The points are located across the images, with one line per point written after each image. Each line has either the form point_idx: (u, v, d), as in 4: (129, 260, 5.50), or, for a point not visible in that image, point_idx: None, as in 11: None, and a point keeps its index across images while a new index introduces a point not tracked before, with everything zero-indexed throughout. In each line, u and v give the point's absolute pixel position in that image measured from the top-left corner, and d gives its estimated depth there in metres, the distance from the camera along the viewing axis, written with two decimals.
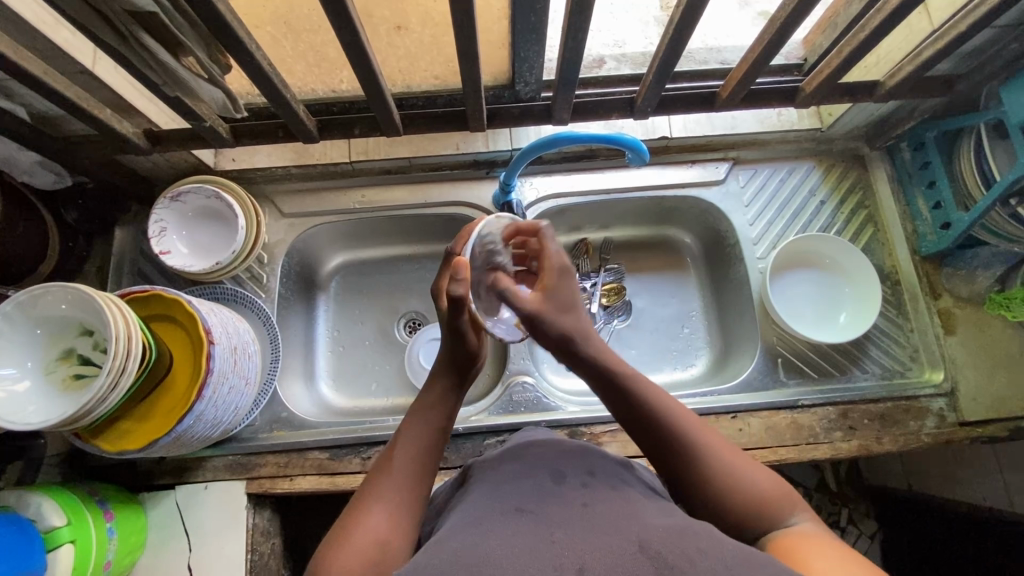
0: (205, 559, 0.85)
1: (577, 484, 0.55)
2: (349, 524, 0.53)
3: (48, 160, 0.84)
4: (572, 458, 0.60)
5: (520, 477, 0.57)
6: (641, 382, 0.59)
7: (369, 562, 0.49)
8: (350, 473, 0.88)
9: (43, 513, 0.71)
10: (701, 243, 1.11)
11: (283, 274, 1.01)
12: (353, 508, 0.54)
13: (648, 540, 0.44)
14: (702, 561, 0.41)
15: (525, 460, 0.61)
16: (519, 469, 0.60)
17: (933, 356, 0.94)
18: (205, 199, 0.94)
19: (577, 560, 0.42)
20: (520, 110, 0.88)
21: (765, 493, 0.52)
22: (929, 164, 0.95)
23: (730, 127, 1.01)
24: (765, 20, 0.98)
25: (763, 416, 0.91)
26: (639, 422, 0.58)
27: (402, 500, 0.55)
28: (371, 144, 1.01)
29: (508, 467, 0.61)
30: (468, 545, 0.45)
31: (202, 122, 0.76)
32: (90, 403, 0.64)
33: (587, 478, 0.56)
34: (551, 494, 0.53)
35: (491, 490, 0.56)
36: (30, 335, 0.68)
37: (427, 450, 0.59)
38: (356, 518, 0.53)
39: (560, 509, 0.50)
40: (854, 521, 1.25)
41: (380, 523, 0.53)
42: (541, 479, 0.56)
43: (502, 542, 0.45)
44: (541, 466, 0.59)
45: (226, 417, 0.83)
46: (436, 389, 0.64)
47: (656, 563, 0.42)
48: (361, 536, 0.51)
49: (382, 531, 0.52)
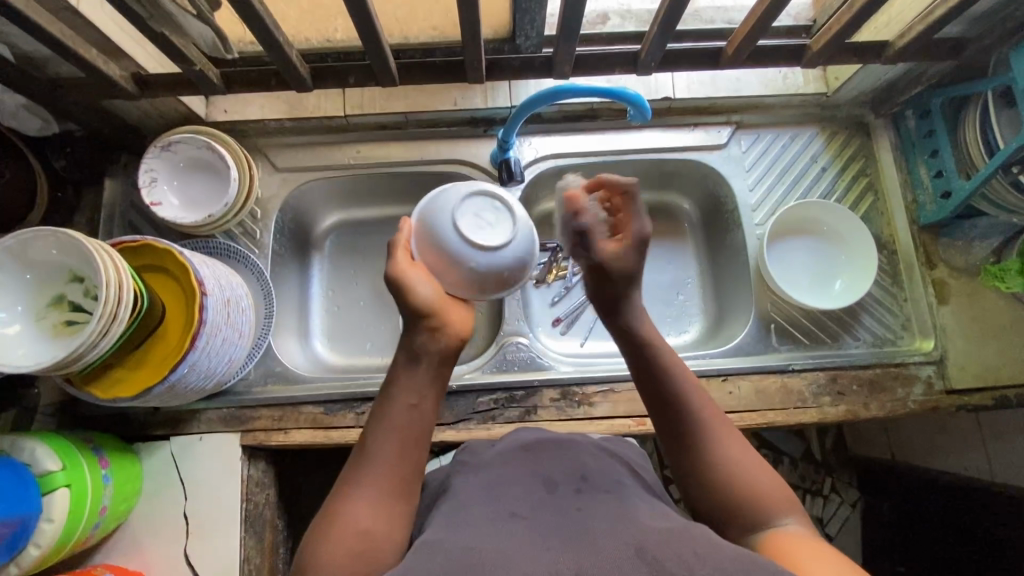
0: (200, 509, 0.87)
1: (570, 492, 0.60)
2: (334, 511, 0.56)
3: (34, 104, 0.82)
4: (565, 466, 0.64)
5: (511, 484, 0.62)
6: (683, 388, 0.65)
7: (354, 551, 0.53)
8: (344, 428, 0.89)
9: (37, 457, 0.71)
10: (699, 209, 1.10)
11: (277, 231, 1.00)
12: (338, 495, 0.58)
13: (645, 546, 0.48)
14: (699, 565, 0.46)
15: (516, 466, 0.65)
16: (511, 475, 0.64)
17: (924, 325, 0.95)
18: (197, 149, 0.91)
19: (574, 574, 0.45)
20: (520, 62, 0.85)
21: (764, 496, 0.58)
22: (933, 132, 0.93)
23: (735, 90, 0.99)
24: None
25: (753, 379, 0.92)
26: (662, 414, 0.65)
27: (385, 483, 0.58)
28: (366, 97, 0.97)
29: (498, 471, 0.66)
30: (465, 556, 0.48)
31: (192, 67, 0.73)
32: (81, 347, 0.64)
33: (580, 485, 0.61)
34: (549, 505, 0.57)
35: (487, 492, 0.60)
36: (19, 279, 0.68)
37: (411, 431, 0.61)
38: (339, 507, 0.56)
39: (554, 518, 0.54)
40: (836, 489, 1.36)
41: (363, 511, 0.56)
42: (535, 489, 0.60)
43: (494, 551, 0.49)
44: (533, 475, 0.63)
45: (219, 369, 0.83)
46: (404, 364, 0.64)
47: (652, 564, 0.46)
48: (347, 527, 0.54)
49: (365, 521, 0.55)
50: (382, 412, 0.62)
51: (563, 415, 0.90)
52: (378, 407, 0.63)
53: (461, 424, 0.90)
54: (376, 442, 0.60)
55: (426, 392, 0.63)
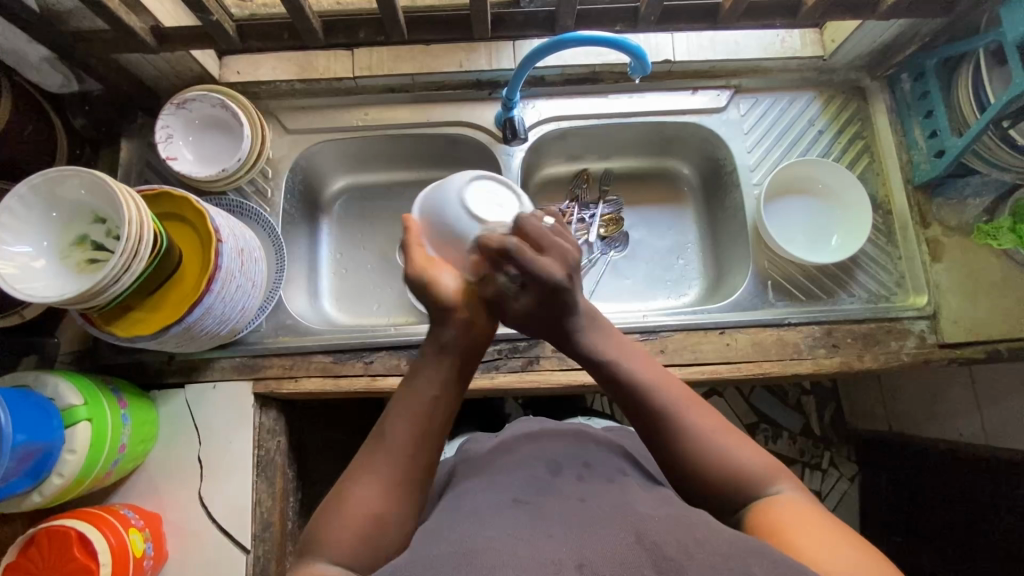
0: (214, 454, 0.90)
1: (572, 478, 0.64)
2: (343, 494, 0.57)
3: (55, 59, 0.85)
4: (570, 456, 0.69)
5: (519, 469, 0.66)
6: (657, 390, 0.65)
7: (362, 533, 0.55)
8: (352, 376, 0.92)
9: (61, 392, 0.75)
10: (699, 174, 1.13)
11: (288, 191, 1.03)
12: (348, 477, 0.59)
13: (644, 532, 0.50)
14: (697, 551, 0.47)
15: (525, 455, 0.70)
16: (514, 462, 0.68)
17: (917, 282, 0.97)
18: (211, 107, 0.94)
19: (578, 560, 0.47)
20: (524, 18, 0.88)
21: (755, 467, 0.60)
22: (928, 94, 0.96)
23: (733, 52, 1.01)
24: None
25: (750, 332, 0.94)
26: (643, 414, 0.65)
27: (397, 470, 0.58)
28: (375, 59, 1.00)
29: (508, 460, 0.70)
30: (467, 531, 0.52)
31: (209, 16, 0.77)
32: (104, 280, 0.67)
33: (582, 470, 0.65)
34: (550, 488, 0.61)
35: (489, 482, 0.64)
36: (45, 216, 0.70)
37: (429, 420, 0.62)
38: (351, 485, 0.57)
39: (558, 502, 0.57)
40: (835, 463, 1.41)
41: (374, 494, 0.57)
42: (539, 474, 0.64)
43: (494, 533, 0.51)
44: (541, 462, 0.67)
45: (233, 316, 0.86)
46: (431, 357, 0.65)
47: (652, 548, 0.48)
48: (355, 510, 0.55)
49: (375, 505, 0.56)
50: (401, 399, 0.63)
51: (564, 364, 0.93)
52: (400, 394, 0.64)
53: None
54: (391, 426, 0.60)
55: (453, 391, 0.65)
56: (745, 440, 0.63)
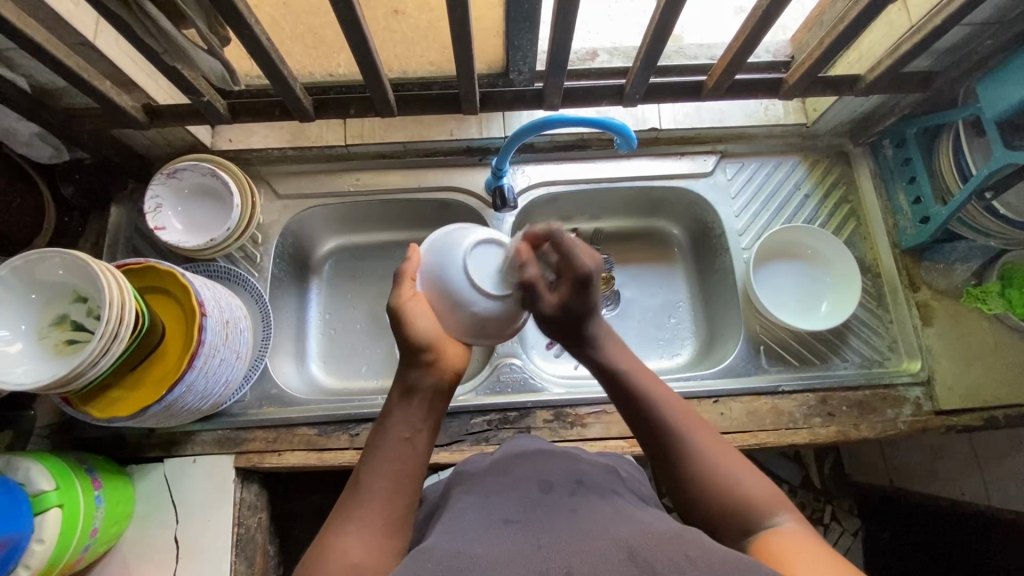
0: (191, 534, 0.86)
1: (565, 492, 0.57)
2: (322, 545, 0.52)
3: (46, 133, 0.85)
4: (562, 471, 0.62)
5: (510, 488, 0.59)
6: (657, 401, 0.63)
7: None
8: (337, 449, 0.89)
9: (31, 477, 0.72)
10: (689, 235, 1.14)
11: (276, 255, 1.02)
12: (330, 526, 0.54)
13: (636, 547, 0.46)
14: (692, 567, 0.43)
15: (518, 475, 0.62)
16: (511, 481, 0.61)
17: (910, 346, 0.97)
18: (201, 176, 0.95)
19: (566, 565, 0.44)
20: (513, 95, 0.90)
21: (750, 492, 0.56)
22: (910, 160, 0.98)
23: (718, 120, 1.03)
24: (775, 31, 1.01)
25: (744, 401, 0.93)
26: (642, 424, 0.63)
27: (378, 517, 0.54)
28: (367, 127, 1.02)
29: (499, 478, 0.62)
30: (454, 553, 0.46)
31: (200, 97, 0.79)
32: (81, 365, 0.65)
33: (575, 487, 0.59)
34: (542, 504, 0.54)
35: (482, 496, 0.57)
36: (25, 298, 0.70)
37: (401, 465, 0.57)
38: (329, 538, 0.52)
39: (551, 516, 0.52)
40: (837, 518, 1.32)
41: (357, 543, 0.51)
42: (530, 490, 0.57)
43: (485, 550, 0.46)
44: (532, 479, 0.60)
45: (215, 390, 0.84)
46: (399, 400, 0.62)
47: (643, 566, 0.44)
48: (336, 560, 0.50)
49: (358, 554, 0.51)
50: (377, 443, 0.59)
51: (556, 436, 0.91)
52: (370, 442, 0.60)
53: (455, 446, 0.90)
54: (370, 476, 0.56)
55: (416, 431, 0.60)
56: (743, 460, 0.59)
